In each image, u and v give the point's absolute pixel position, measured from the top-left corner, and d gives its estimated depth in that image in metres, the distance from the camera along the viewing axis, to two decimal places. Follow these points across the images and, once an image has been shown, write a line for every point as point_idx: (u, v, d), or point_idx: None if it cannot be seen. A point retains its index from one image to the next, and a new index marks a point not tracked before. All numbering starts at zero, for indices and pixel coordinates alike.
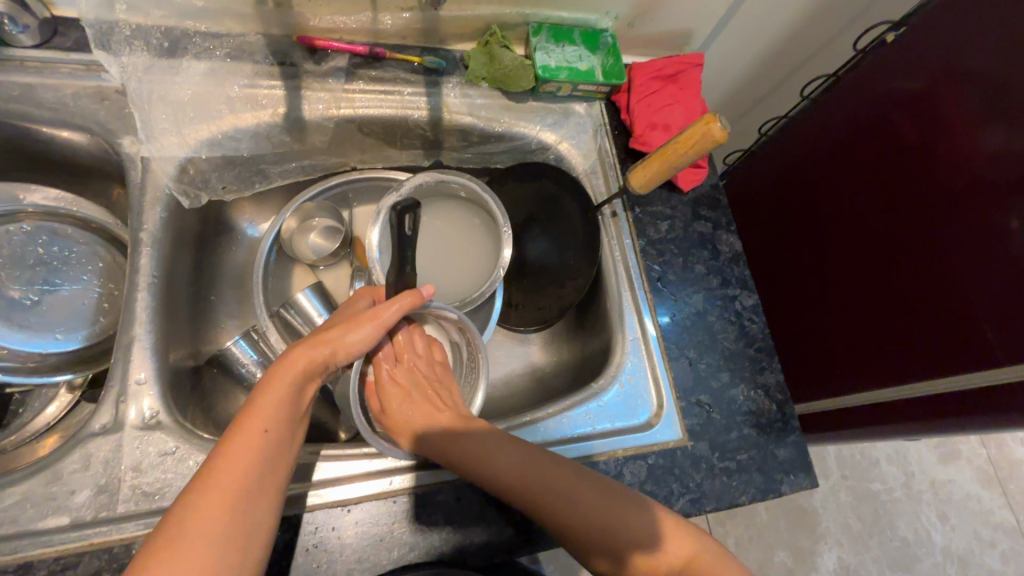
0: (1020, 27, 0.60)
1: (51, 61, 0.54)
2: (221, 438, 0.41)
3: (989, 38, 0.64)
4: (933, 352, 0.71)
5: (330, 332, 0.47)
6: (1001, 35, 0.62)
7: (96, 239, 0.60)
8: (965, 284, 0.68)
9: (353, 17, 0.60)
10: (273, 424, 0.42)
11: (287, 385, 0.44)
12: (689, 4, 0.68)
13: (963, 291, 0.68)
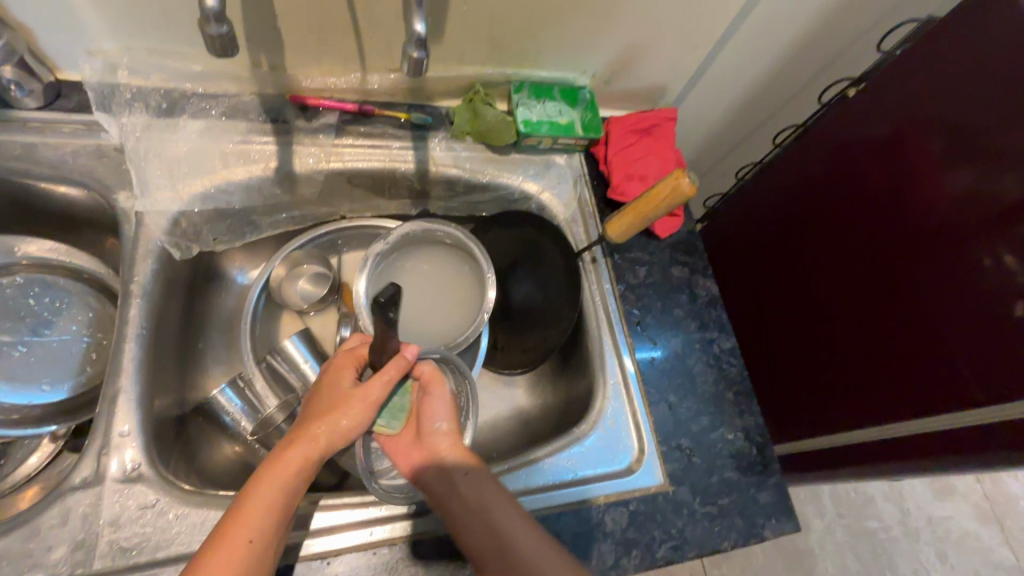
0: (973, 79, 0.64)
1: (53, 122, 0.56)
2: (204, 549, 0.41)
3: (945, 89, 0.67)
4: (923, 389, 0.72)
5: (320, 426, 0.48)
6: (955, 86, 0.66)
7: (87, 289, 0.62)
8: (943, 328, 0.70)
9: (343, 78, 0.64)
10: (259, 533, 0.42)
11: (279, 485, 0.45)
12: (661, 64, 0.72)
13: (942, 335, 0.70)
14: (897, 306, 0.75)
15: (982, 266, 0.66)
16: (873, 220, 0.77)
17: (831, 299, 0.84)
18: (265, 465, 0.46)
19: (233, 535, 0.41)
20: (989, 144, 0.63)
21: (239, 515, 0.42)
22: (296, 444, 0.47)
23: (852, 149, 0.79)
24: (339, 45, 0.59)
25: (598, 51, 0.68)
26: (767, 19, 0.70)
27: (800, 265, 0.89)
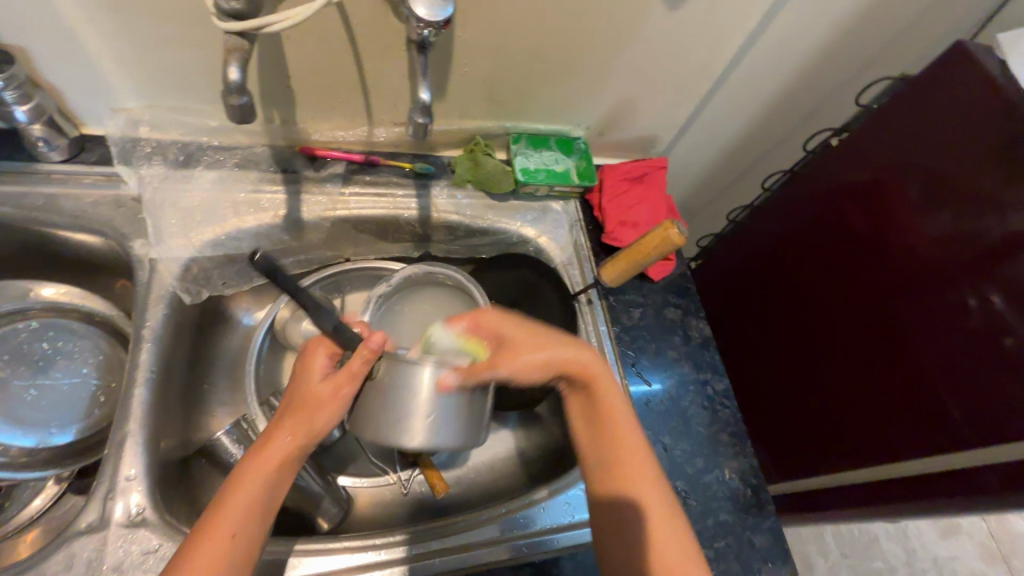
0: (948, 128, 0.67)
1: (75, 174, 0.60)
2: (187, 544, 0.43)
3: (922, 137, 0.70)
4: (922, 427, 0.73)
5: (296, 416, 0.49)
6: (931, 134, 0.69)
7: (99, 332, 0.64)
8: (932, 369, 0.71)
9: (351, 132, 0.68)
10: (240, 525, 0.44)
11: (263, 479, 0.46)
12: (651, 116, 0.77)
13: (931, 377, 0.71)
14: (889, 347, 0.76)
15: (965, 309, 0.67)
16: (860, 262, 0.80)
17: (824, 339, 0.86)
18: (244, 462, 0.47)
19: (219, 529, 0.43)
20: (962, 193, 0.66)
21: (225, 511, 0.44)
22: (275, 438, 0.48)
23: (835, 194, 0.83)
24: (347, 102, 0.63)
25: (592, 105, 0.73)
26: (750, 75, 0.75)
27: (793, 305, 0.91)
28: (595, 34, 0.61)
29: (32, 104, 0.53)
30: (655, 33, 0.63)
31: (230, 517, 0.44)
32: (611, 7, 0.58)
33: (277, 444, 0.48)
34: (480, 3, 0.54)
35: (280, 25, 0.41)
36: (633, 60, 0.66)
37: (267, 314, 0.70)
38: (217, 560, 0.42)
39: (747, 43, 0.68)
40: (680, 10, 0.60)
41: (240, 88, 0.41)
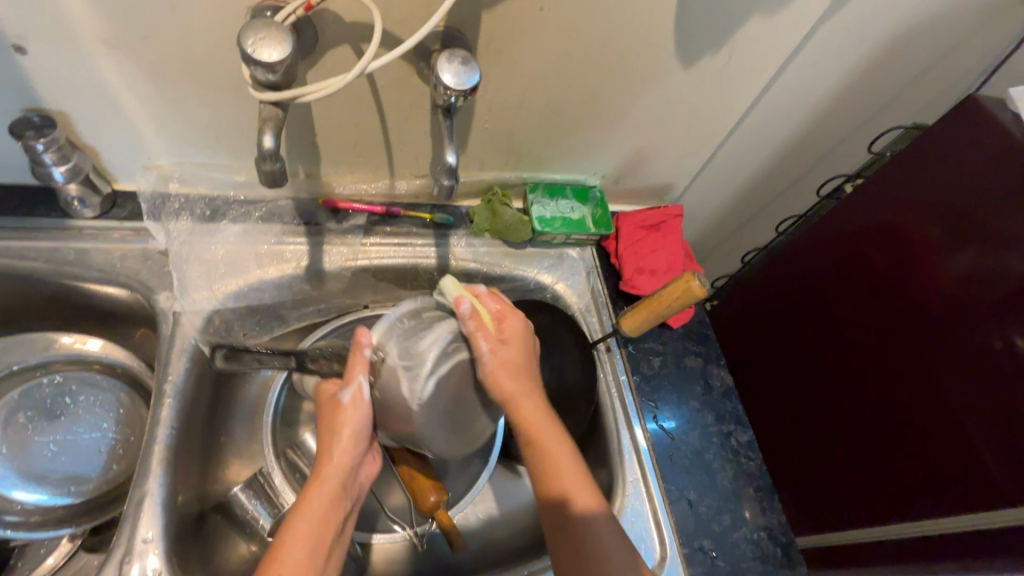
0: (966, 175, 0.68)
1: (106, 229, 0.61)
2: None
3: (939, 182, 0.71)
4: (955, 479, 0.70)
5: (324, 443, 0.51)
6: (948, 180, 0.70)
7: (119, 385, 0.64)
8: (962, 418, 0.69)
9: (373, 184, 0.69)
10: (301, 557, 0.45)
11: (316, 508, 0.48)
12: (667, 165, 0.78)
13: (961, 425, 0.69)
14: (913, 395, 0.74)
15: (992, 357, 0.66)
16: (879, 308, 0.79)
17: (846, 385, 0.84)
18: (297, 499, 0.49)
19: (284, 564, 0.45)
20: (983, 240, 0.66)
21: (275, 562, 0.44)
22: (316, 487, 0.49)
23: (852, 240, 0.83)
24: (370, 157, 0.65)
25: (607, 156, 0.74)
26: (762, 125, 0.76)
27: (812, 349, 0.90)
28: (611, 91, 0.63)
29: (70, 165, 0.55)
30: (670, 90, 0.65)
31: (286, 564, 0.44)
32: (627, 67, 0.60)
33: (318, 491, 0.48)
34: (501, 66, 0.57)
35: (315, 95, 0.43)
36: (649, 114, 0.68)
37: (286, 363, 0.70)
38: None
39: (760, 96, 0.69)
40: (694, 68, 0.62)
41: (274, 155, 0.42)
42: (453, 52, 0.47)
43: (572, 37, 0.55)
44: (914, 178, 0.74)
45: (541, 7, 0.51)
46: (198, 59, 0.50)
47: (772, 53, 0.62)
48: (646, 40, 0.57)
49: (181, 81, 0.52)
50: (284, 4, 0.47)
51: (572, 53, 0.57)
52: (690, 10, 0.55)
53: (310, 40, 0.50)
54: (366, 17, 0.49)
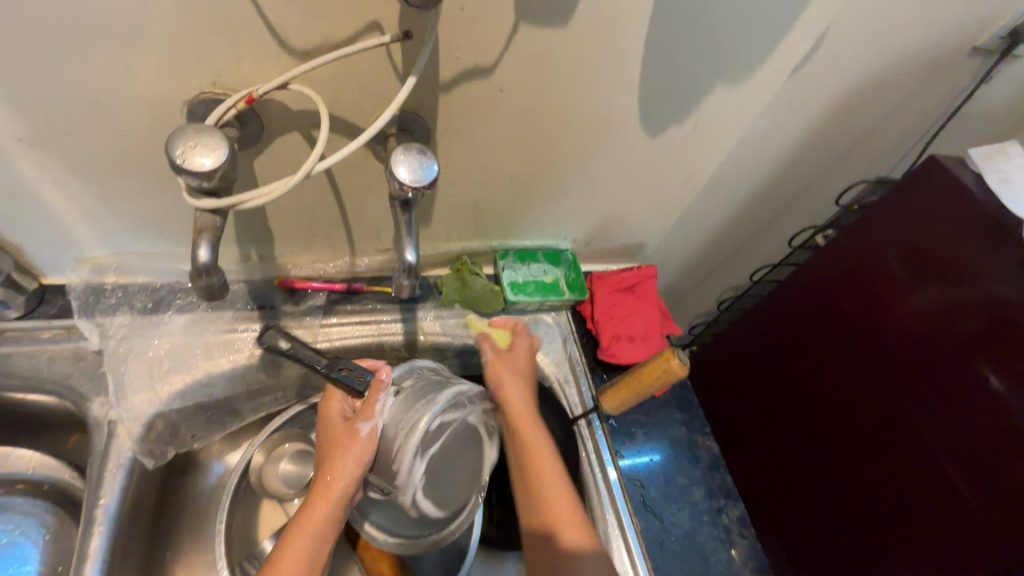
0: (929, 224, 0.68)
1: (32, 329, 0.55)
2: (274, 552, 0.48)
3: (904, 231, 0.71)
4: (948, 537, 0.65)
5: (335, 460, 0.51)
6: (913, 229, 0.70)
7: (46, 505, 0.58)
8: (946, 468, 0.65)
9: (333, 262, 0.65)
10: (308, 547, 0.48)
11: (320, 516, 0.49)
12: (637, 226, 0.76)
13: (948, 476, 0.65)
14: (898, 449, 0.70)
15: (973, 404, 0.63)
16: (858, 356, 0.77)
17: (828, 438, 0.80)
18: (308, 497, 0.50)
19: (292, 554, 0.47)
20: (953, 287, 0.66)
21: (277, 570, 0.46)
22: (316, 500, 0.50)
23: (826, 289, 0.81)
24: (328, 235, 0.61)
25: (578, 221, 0.72)
26: (731, 184, 0.76)
27: (793, 401, 0.87)
28: (578, 161, 0.62)
29: None
30: (637, 157, 0.63)
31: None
32: (592, 138, 0.59)
33: (317, 511, 0.49)
34: (462, 144, 0.54)
35: (256, 201, 0.40)
36: (617, 180, 0.66)
37: (240, 459, 0.64)
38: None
39: (728, 158, 0.69)
40: (661, 136, 0.61)
41: (210, 269, 0.39)
42: (413, 145, 0.44)
43: (534, 114, 0.53)
44: (881, 230, 0.74)
45: (501, 88, 0.49)
46: (129, 154, 0.46)
47: (736, 118, 0.62)
48: (610, 113, 0.56)
49: (112, 174, 0.48)
50: (223, 96, 0.43)
51: (535, 128, 0.55)
52: (653, 83, 0.54)
53: (255, 131, 0.46)
54: (313, 106, 0.46)
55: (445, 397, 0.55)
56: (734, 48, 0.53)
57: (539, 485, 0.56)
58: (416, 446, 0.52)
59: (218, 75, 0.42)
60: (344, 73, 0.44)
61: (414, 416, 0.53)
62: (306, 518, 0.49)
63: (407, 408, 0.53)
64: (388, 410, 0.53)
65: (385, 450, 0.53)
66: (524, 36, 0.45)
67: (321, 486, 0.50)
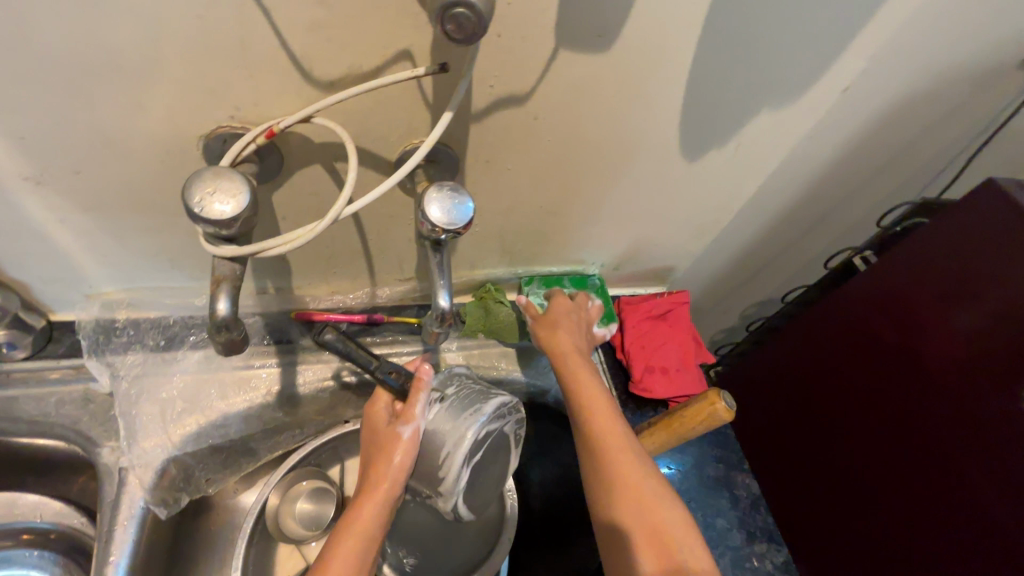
0: (980, 249, 0.64)
1: (39, 370, 0.53)
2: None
3: (951, 254, 0.66)
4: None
5: (377, 471, 0.45)
6: (961, 253, 0.65)
7: (54, 555, 0.56)
8: (991, 511, 0.61)
9: (352, 293, 0.62)
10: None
11: (358, 536, 0.43)
12: (668, 250, 0.73)
13: (994, 520, 0.61)
14: (931, 478, 0.67)
15: (1005, 429, 0.60)
16: (886, 380, 0.73)
17: (859, 470, 0.76)
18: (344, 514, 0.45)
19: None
20: (989, 308, 0.62)
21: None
22: (360, 506, 0.45)
23: (855, 310, 0.78)
24: (347, 266, 0.58)
25: (607, 247, 0.69)
26: (767, 205, 0.72)
27: (820, 428, 0.83)
28: (610, 187, 0.58)
29: None
30: (671, 183, 0.60)
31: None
32: (627, 164, 0.55)
33: (361, 517, 0.44)
34: (492, 174, 0.51)
35: (280, 248, 0.37)
36: (650, 205, 0.63)
37: (254, 501, 0.60)
38: None
39: (766, 180, 0.65)
40: (698, 161, 0.57)
41: (229, 321, 0.35)
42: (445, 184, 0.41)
43: (568, 142, 0.50)
44: (924, 252, 0.69)
45: (535, 116, 0.46)
46: (141, 191, 0.43)
47: (778, 141, 0.58)
48: (646, 139, 0.53)
49: (124, 211, 0.45)
50: (241, 131, 0.40)
51: (568, 156, 0.52)
52: (694, 107, 0.50)
53: (274, 165, 0.43)
54: (337, 139, 0.43)
55: (493, 405, 0.48)
56: (782, 70, 0.49)
57: (625, 471, 0.48)
58: (461, 458, 0.46)
59: (236, 109, 0.39)
60: (370, 105, 0.41)
61: (461, 425, 0.46)
62: (349, 528, 0.44)
63: (445, 414, 0.47)
64: (433, 409, 0.47)
65: (427, 454, 0.47)
66: (563, 63, 0.42)
67: (367, 492, 0.45)
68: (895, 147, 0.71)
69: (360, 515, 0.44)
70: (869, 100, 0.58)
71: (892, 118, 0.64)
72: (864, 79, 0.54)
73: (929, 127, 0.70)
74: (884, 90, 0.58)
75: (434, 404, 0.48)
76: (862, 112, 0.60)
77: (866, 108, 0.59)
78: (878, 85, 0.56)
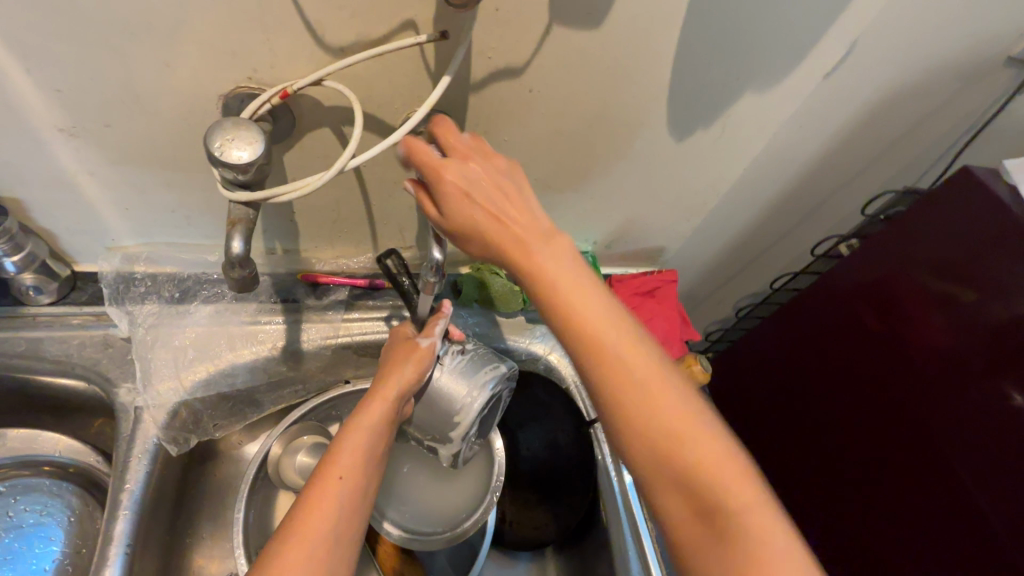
0: (963, 235, 0.65)
1: (63, 315, 0.57)
2: (314, 471, 0.44)
3: (938, 238, 0.67)
4: (958, 544, 0.66)
5: (388, 375, 0.49)
6: (949, 238, 0.66)
7: (72, 488, 0.60)
8: (963, 480, 0.65)
9: (356, 258, 0.66)
10: (348, 471, 0.44)
11: (365, 432, 0.46)
12: (658, 229, 0.76)
13: (964, 488, 0.65)
14: (923, 468, 0.69)
15: (984, 406, 0.63)
16: (871, 359, 0.76)
17: (842, 441, 0.80)
18: (354, 412, 0.48)
19: (331, 476, 0.43)
20: (972, 296, 0.64)
21: (329, 481, 0.43)
22: (371, 404, 0.47)
23: (846, 297, 0.78)
24: (352, 231, 0.62)
25: (599, 224, 0.72)
26: (757, 192, 0.75)
27: (812, 417, 0.85)
28: (601, 164, 0.61)
29: (23, 254, 0.52)
30: (661, 162, 0.63)
31: (338, 493, 0.42)
32: (619, 141, 0.59)
33: (369, 417, 0.47)
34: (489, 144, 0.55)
35: (289, 195, 0.41)
36: (641, 183, 0.66)
37: (258, 450, 0.64)
38: (330, 498, 0.42)
39: (754, 164, 0.68)
40: (687, 141, 0.61)
41: (241, 260, 0.41)
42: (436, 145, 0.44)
43: (563, 116, 0.53)
44: (913, 237, 0.70)
45: (531, 88, 0.49)
46: (164, 147, 0.47)
47: (764, 124, 0.61)
48: (636, 116, 0.56)
49: (147, 166, 0.49)
50: (258, 91, 0.44)
51: (562, 130, 0.55)
52: (682, 88, 0.54)
53: (286, 126, 0.47)
54: (344, 103, 0.46)
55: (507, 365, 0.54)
56: (766, 54, 0.52)
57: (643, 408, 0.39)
58: (473, 417, 0.51)
59: (254, 70, 0.43)
60: (377, 72, 0.44)
61: (480, 377, 0.51)
62: (358, 424, 0.47)
63: (465, 368, 0.51)
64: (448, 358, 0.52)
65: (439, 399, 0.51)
66: (557, 39, 0.45)
67: (377, 392, 0.48)
68: (882, 138, 0.73)
69: (369, 413, 0.47)
70: (852, 88, 0.61)
71: (877, 108, 0.67)
72: (846, 66, 0.57)
73: (915, 120, 0.72)
74: (866, 79, 0.61)
75: (455, 355, 0.52)
76: (845, 100, 0.63)
77: (849, 96, 0.62)
78: (860, 73, 0.59)
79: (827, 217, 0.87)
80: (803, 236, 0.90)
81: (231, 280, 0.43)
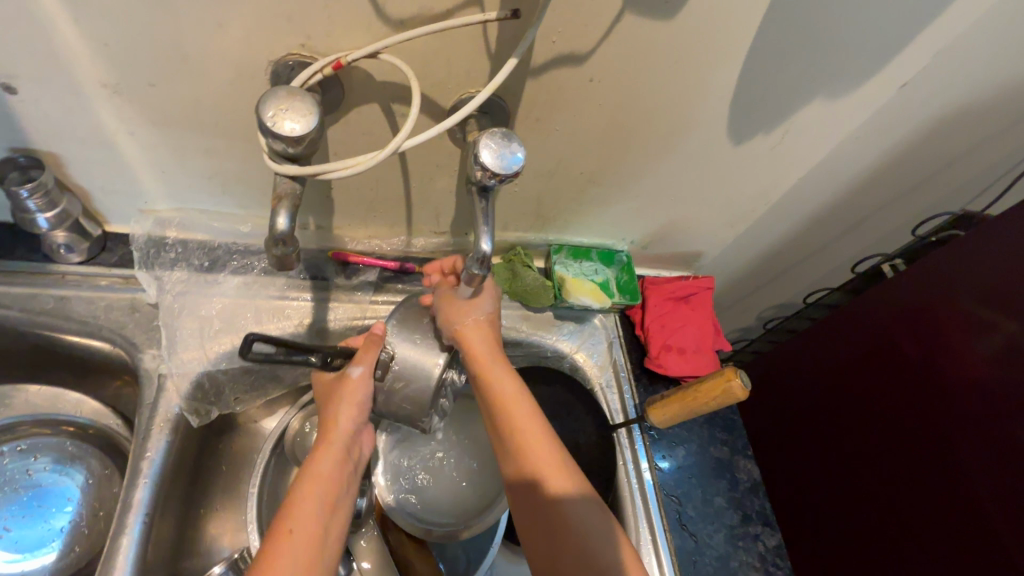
0: (1010, 263, 0.62)
1: (92, 276, 0.56)
2: (269, 533, 0.43)
3: (987, 266, 0.64)
4: None
5: (328, 424, 0.49)
6: (997, 266, 0.63)
7: (90, 450, 0.60)
8: (985, 516, 0.62)
9: (388, 240, 0.64)
10: (299, 526, 0.43)
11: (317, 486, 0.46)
12: (700, 233, 0.73)
13: (985, 524, 0.62)
14: (940, 499, 0.66)
15: (1011, 442, 0.60)
16: (898, 385, 0.73)
17: (854, 465, 0.77)
18: (302, 468, 0.47)
19: (282, 535, 0.42)
20: (1012, 326, 0.61)
21: (280, 539, 0.42)
22: (321, 455, 0.48)
23: (881, 319, 0.76)
24: (387, 213, 0.60)
25: (640, 224, 0.69)
26: (805, 204, 0.72)
27: (826, 437, 0.82)
28: (653, 162, 0.59)
29: (57, 210, 0.50)
30: (713, 165, 0.60)
31: (294, 547, 0.41)
32: (673, 140, 0.56)
33: (321, 467, 0.47)
34: (540, 131, 0.52)
35: (338, 172, 0.41)
36: (688, 184, 0.63)
37: (276, 426, 0.63)
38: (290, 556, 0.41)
39: (809, 174, 0.65)
40: (745, 145, 0.58)
41: (286, 237, 0.41)
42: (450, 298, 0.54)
43: (620, 109, 0.51)
44: (956, 263, 0.67)
45: (592, 78, 0.47)
46: (208, 112, 0.45)
47: (826, 133, 0.58)
48: (698, 115, 0.53)
49: (188, 130, 0.47)
50: (310, 60, 0.42)
51: (617, 124, 0.53)
52: (748, 90, 0.51)
53: (335, 99, 0.44)
54: (398, 78, 0.44)
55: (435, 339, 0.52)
56: (844, 58, 0.49)
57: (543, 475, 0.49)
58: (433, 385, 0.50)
59: (309, 38, 0.40)
60: (436, 47, 0.42)
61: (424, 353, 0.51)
62: (311, 474, 0.47)
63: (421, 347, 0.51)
64: (390, 364, 0.50)
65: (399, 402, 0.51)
66: (628, 25, 0.43)
67: (325, 438, 0.49)
68: (945, 157, 0.70)
69: (321, 460, 0.48)
70: (924, 102, 0.58)
71: (945, 126, 0.63)
72: (925, 77, 0.54)
73: (982, 142, 0.69)
74: (942, 92, 0.57)
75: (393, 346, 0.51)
76: (913, 114, 0.59)
77: (920, 110, 0.59)
78: (938, 85, 0.56)
79: (874, 235, 0.83)
80: (845, 251, 0.86)
81: (271, 266, 0.44)
